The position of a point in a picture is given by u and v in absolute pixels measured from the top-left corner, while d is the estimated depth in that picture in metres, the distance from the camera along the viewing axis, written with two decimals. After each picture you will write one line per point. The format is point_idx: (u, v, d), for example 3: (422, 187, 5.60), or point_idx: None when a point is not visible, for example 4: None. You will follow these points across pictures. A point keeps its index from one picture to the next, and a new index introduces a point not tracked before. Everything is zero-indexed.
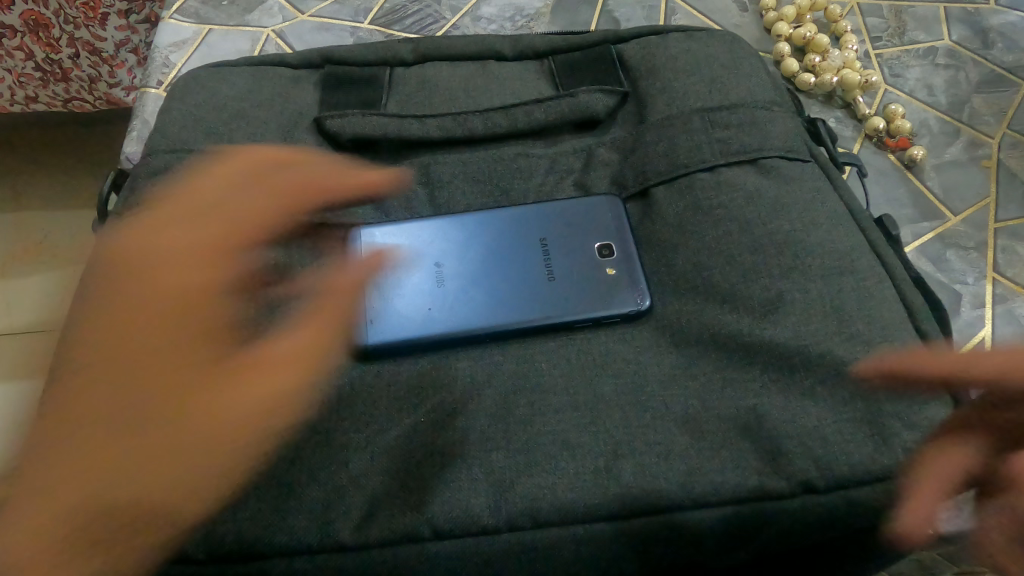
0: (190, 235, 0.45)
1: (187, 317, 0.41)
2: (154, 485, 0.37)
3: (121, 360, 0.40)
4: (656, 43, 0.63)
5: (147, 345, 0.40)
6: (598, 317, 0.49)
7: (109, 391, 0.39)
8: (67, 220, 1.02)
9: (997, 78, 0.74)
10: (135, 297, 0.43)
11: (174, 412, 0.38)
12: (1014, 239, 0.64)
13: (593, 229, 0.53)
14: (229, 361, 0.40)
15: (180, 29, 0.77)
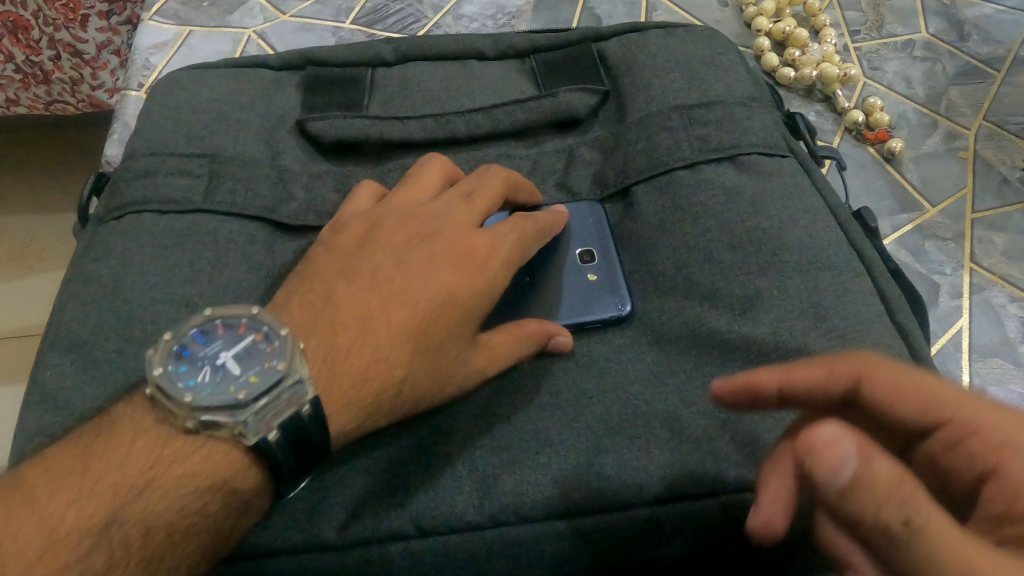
0: (490, 237, 0.46)
1: (465, 321, 0.44)
2: (354, 396, 0.40)
3: (396, 294, 0.43)
4: (636, 40, 0.63)
5: (429, 292, 0.44)
6: (581, 321, 0.49)
7: (385, 326, 0.42)
8: (52, 224, 1.02)
9: (974, 70, 0.75)
10: (431, 244, 0.46)
11: (435, 370, 0.42)
12: (991, 230, 0.65)
13: (574, 234, 0.53)
14: (465, 358, 0.44)
15: (160, 31, 0.77)
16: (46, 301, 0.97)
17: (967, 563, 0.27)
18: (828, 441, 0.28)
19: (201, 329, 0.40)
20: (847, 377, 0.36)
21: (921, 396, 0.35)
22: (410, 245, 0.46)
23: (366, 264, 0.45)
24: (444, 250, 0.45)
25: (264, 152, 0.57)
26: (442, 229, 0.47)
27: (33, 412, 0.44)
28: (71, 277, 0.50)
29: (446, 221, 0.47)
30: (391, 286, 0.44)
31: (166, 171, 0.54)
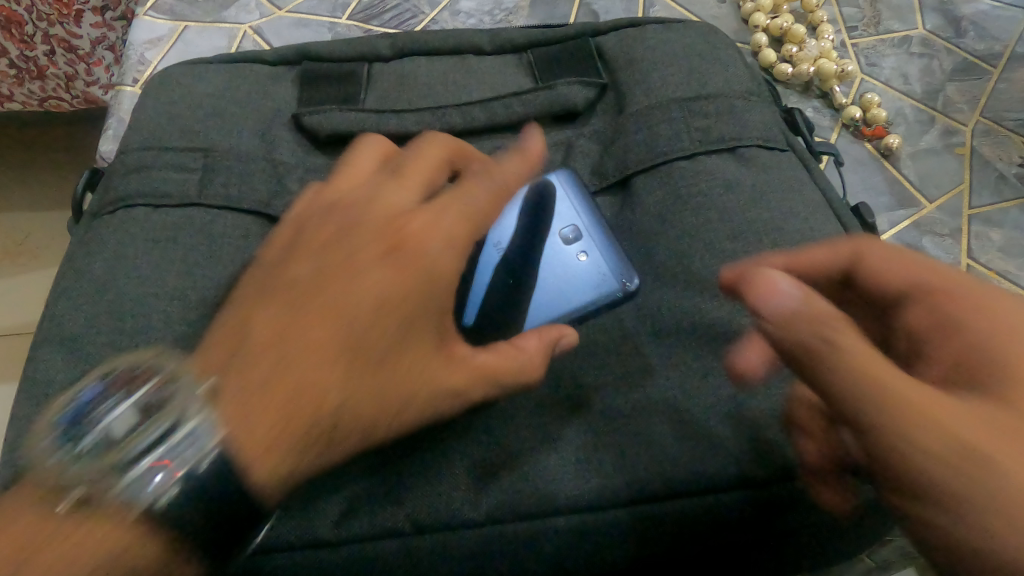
0: (426, 227, 0.40)
1: (418, 321, 0.39)
2: (288, 434, 0.34)
3: (317, 311, 0.37)
4: (633, 34, 0.63)
5: (372, 292, 0.38)
6: (591, 307, 0.49)
7: (312, 349, 0.36)
8: (45, 220, 1.01)
9: (971, 66, 0.75)
10: (357, 246, 0.40)
11: (381, 391, 0.38)
12: (987, 226, 0.66)
13: (556, 217, 0.52)
14: (415, 370, 0.39)
15: (155, 26, 0.76)
16: (40, 298, 0.96)
17: (855, 368, 0.32)
18: (765, 283, 0.36)
19: (99, 385, 0.38)
20: (845, 256, 0.40)
21: (926, 271, 0.37)
22: (331, 253, 0.40)
23: (291, 272, 0.39)
24: (372, 249, 0.40)
25: (259, 146, 0.56)
26: (369, 225, 0.41)
27: (26, 407, 0.43)
28: (65, 272, 0.50)
29: (372, 220, 0.41)
30: (312, 304, 0.37)
31: (161, 165, 0.54)
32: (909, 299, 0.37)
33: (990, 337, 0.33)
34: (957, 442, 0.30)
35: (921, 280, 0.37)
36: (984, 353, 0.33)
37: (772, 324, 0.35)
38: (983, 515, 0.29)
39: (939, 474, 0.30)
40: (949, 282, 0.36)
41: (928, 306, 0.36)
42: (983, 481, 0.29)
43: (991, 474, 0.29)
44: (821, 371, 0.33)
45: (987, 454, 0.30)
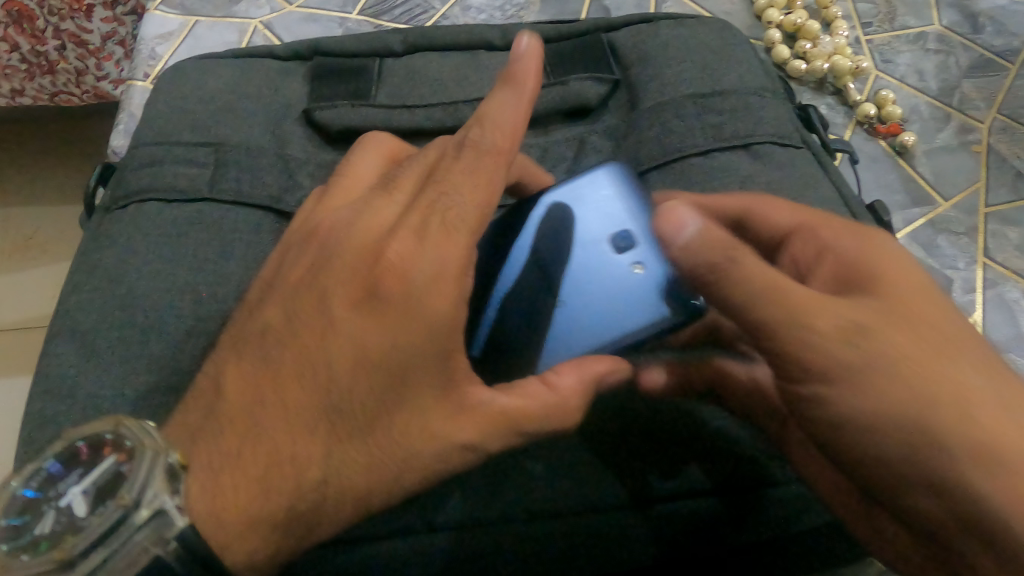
0: (396, 265, 0.34)
1: (400, 381, 0.34)
2: (260, 512, 0.34)
3: (288, 371, 0.35)
4: (646, 30, 0.62)
5: (343, 353, 0.34)
6: (636, 341, 0.42)
7: (281, 415, 0.34)
8: (56, 215, 1.02)
9: (988, 62, 0.74)
10: (329, 289, 0.35)
11: (360, 459, 0.35)
12: (1004, 224, 0.66)
13: (604, 220, 0.45)
14: (398, 426, 0.35)
15: (166, 21, 0.76)
16: (51, 292, 0.96)
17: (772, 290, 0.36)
18: (670, 216, 0.38)
19: (60, 455, 0.34)
20: (736, 204, 0.46)
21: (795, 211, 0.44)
22: (305, 302, 0.36)
23: (264, 320, 0.37)
24: (344, 297, 0.35)
25: (271, 141, 0.56)
26: (342, 264, 0.35)
27: (39, 402, 0.43)
28: (78, 267, 0.50)
29: (345, 258, 0.36)
30: (283, 364, 0.35)
31: (173, 160, 0.54)
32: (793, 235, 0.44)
33: (855, 255, 0.40)
34: (850, 330, 0.36)
35: (787, 223, 0.44)
36: (850, 266, 0.39)
37: (681, 255, 0.37)
38: (883, 387, 0.35)
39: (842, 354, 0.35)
40: (810, 218, 0.43)
41: (802, 240, 0.43)
42: (879, 362, 0.35)
43: (882, 354, 0.35)
44: (728, 286, 0.36)
45: (875, 337, 0.35)
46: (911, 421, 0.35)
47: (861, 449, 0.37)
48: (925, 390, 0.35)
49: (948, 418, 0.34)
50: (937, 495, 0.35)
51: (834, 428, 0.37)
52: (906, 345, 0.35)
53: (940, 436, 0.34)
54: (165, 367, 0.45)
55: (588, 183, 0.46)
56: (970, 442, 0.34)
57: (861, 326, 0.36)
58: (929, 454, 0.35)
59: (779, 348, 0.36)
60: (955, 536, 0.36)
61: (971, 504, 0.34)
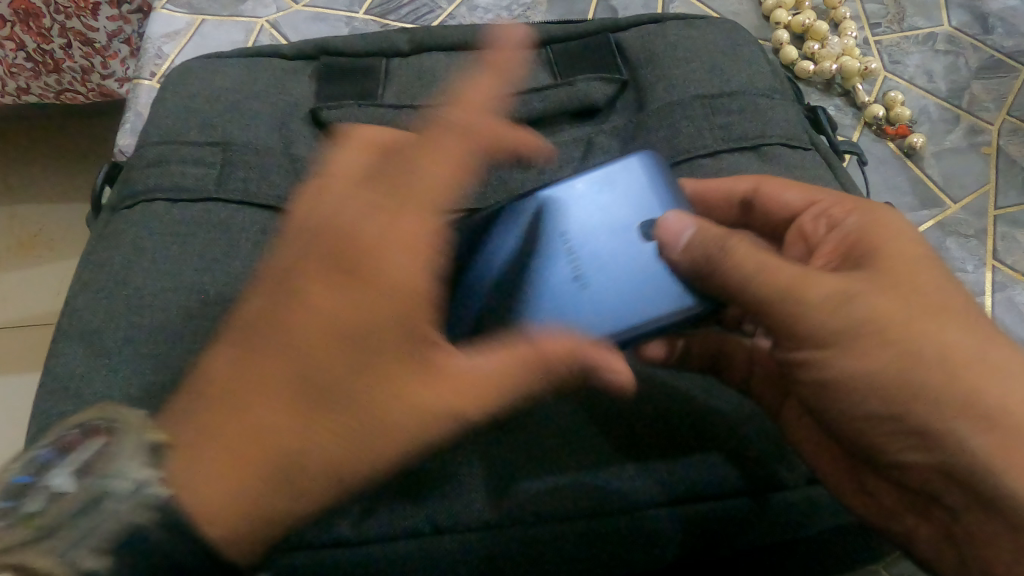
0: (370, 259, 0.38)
1: (370, 347, 0.37)
2: (234, 505, 0.35)
3: (265, 361, 0.37)
4: (654, 31, 0.62)
5: (313, 325, 0.37)
6: (655, 326, 0.42)
7: (257, 390, 0.36)
8: (62, 213, 1.02)
9: (998, 64, 0.74)
10: (302, 272, 0.39)
11: (332, 429, 0.36)
12: (1014, 226, 0.66)
13: (633, 208, 0.46)
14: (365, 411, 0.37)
15: (173, 20, 0.76)
16: (57, 290, 0.96)
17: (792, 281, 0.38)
18: (674, 225, 0.41)
19: (52, 447, 0.37)
20: (746, 184, 0.48)
21: (801, 188, 0.47)
22: (285, 295, 0.38)
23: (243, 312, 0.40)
24: (322, 289, 0.38)
25: (278, 141, 0.56)
26: (321, 258, 0.39)
27: (46, 401, 0.44)
28: (85, 266, 0.50)
29: (324, 253, 0.39)
30: (262, 353, 0.37)
31: (179, 159, 0.53)
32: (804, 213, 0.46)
33: (856, 229, 0.42)
34: (839, 294, 0.37)
35: (796, 202, 0.47)
36: (851, 237, 0.41)
37: (683, 257, 0.40)
38: (869, 348, 0.37)
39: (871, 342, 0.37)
40: (819, 197, 0.46)
41: (811, 216, 0.46)
42: (867, 324, 0.37)
43: (869, 316, 0.37)
44: (721, 277, 0.39)
45: (863, 300, 0.37)
46: (895, 379, 0.37)
47: (849, 408, 0.39)
48: (912, 350, 0.36)
49: (932, 375, 0.36)
50: (920, 447, 0.37)
51: (823, 389, 0.39)
52: (895, 313, 0.37)
53: (925, 391, 0.36)
54: (171, 367, 0.44)
55: (619, 172, 0.46)
56: (952, 395, 0.36)
57: (850, 290, 0.37)
58: (915, 410, 0.37)
59: (773, 315, 0.38)
60: (940, 484, 0.38)
61: (953, 455, 0.36)
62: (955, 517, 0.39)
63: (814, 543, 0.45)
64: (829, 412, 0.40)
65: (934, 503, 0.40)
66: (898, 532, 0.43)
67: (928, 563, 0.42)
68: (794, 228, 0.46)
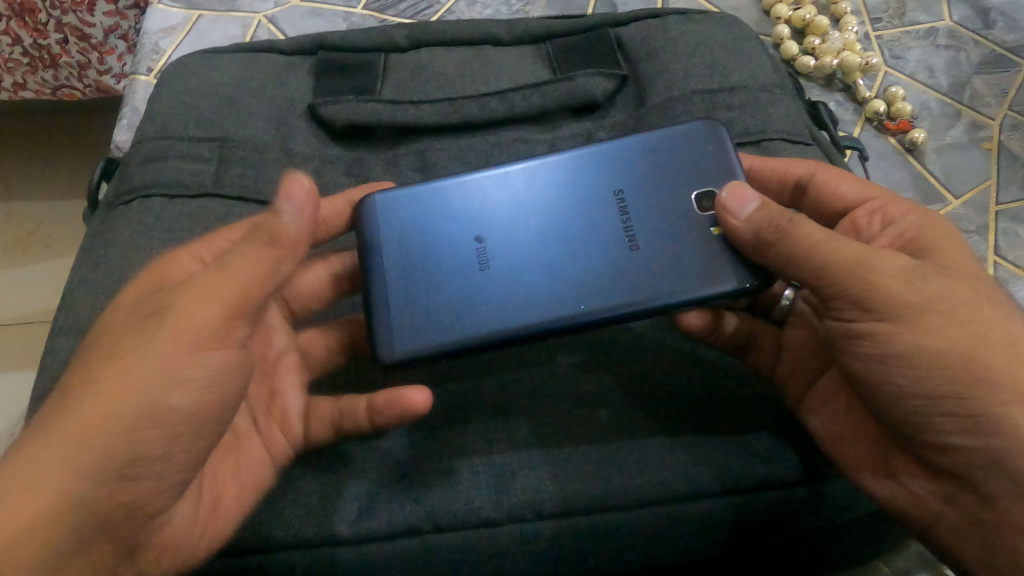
0: (191, 313, 0.37)
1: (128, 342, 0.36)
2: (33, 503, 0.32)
3: (79, 388, 0.35)
4: (654, 25, 0.62)
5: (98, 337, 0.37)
6: (692, 296, 0.42)
7: (114, 384, 0.35)
8: (59, 209, 1.01)
9: (999, 58, 0.74)
10: (133, 295, 0.39)
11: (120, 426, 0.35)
12: (1015, 222, 0.67)
13: (685, 173, 0.45)
14: (185, 453, 0.38)
15: (169, 14, 0.75)
16: (54, 287, 0.96)
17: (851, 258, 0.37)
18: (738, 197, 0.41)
19: None
20: (806, 168, 0.47)
21: (859, 183, 0.46)
22: (116, 329, 0.37)
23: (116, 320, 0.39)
24: (158, 330, 0.36)
25: (275, 137, 0.56)
26: (157, 301, 0.37)
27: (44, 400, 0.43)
28: (81, 263, 0.50)
29: (151, 292, 0.39)
30: (72, 384, 0.35)
31: (176, 154, 0.53)
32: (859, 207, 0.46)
33: (914, 228, 0.42)
34: (910, 271, 0.38)
35: (853, 194, 0.46)
36: (909, 234, 0.42)
37: (746, 225, 0.41)
38: (935, 324, 0.36)
39: (925, 319, 0.37)
40: (873, 192, 0.46)
41: (867, 209, 0.45)
42: (934, 302, 0.37)
43: (939, 294, 0.37)
44: (785, 248, 0.39)
45: (933, 281, 0.38)
46: (959, 358, 0.36)
47: (908, 384, 0.37)
48: (976, 332, 0.36)
49: (989, 358, 0.36)
50: (973, 431, 0.36)
51: (885, 361, 0.38)
52: (950, 291, 0.37)
53: (988, 374, 0.35)
54: None
55: (689, 141, 0.46)
56: (1012, 379, 0.35)
57: (922, 270, 0.38)
58: (976, 391, 0.35)
59: (840, 282, 0.38)
60: (983, 473, 0.36)
61: (1008, 441, 0.35)
62: (990, 504, 0.37)
63: (819, 536, 0.45)
64: (884, 388, 0.39)
65: (967, 489, 0.38)
66: (920, 521, 0.40)
67: (953, 554, 0.39)
68: (845, 220, 0.46)
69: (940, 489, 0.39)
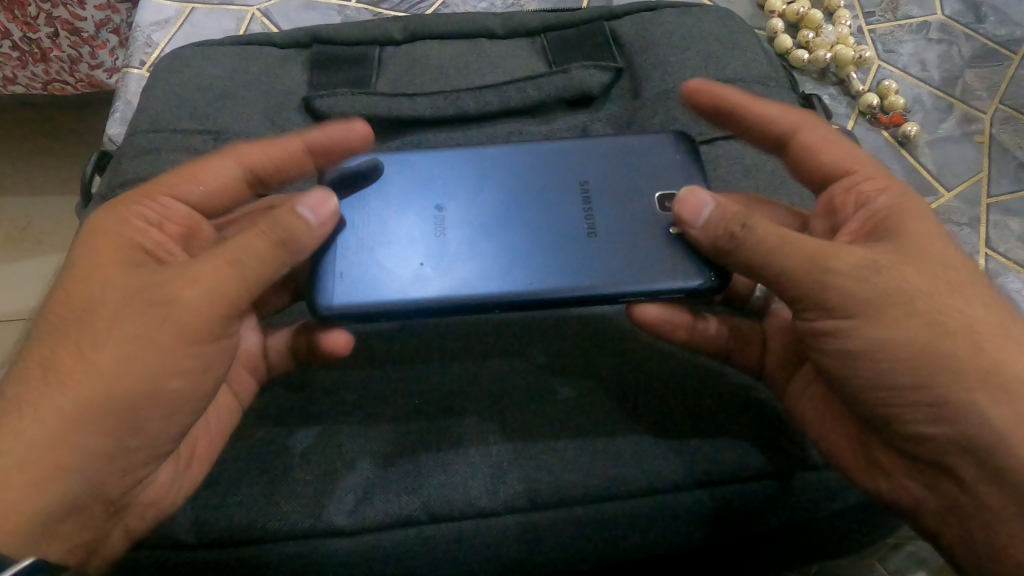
0: (195, 299, 0.36)
1: (114, 321, 0.36)
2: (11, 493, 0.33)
3: (72, 364, 0.35)
4: (649, 18, 0.62)
5: (74, 306, 0.36)
6: (647, 290, 0.43)
7: (99, 359, 0.35)
8: (51, 206, 1.00)
9: (990, 52, 0.75)
10: (106, 261, 0.38)
11: (108, 404, 0.35)
12: (1007, 215, 0.68)
13: (650, 175, 0.47)
14: (181, 426, 0.38)
15: (162, 7, 0.74)
16: (48, 284, 0.95)
17: (816, 257, 0.37)
18: (693, 202, 0.41)
19: None
20: (788, 121, 0.45)
21: (843, 150, 0.45)
22: (108, 307, 0.36)
23: (83, 286, 0.37)
24: (157, 317, 0.36)
25: (270, 129, 0.56)
26: (159, 288, 0.36)
27: None
28: None
29: (143, 268, 0.38)
30: (63, 359, 0.35)
31: (172, 147, 0.53)
32: (836, 179, 0.45)
33: (885, 209, 0.41)
34: (866, 266, 0.37)
35: (832, 163, 0.45)
36: (876, 218, 0.41)
37: (704, 235, 0.41)
38: (898, 316, 0.36)
39: (891, 311, 0.36)
40: (855, 165, 0.44)
41: (842, 188, 0.44)
42: (892, 297, 0.36)
43: (897, 288, 0.37)
44: (745, 252, 0.39)
45: (889, 274, 0.37)
46: (922, 351, 0.36)
47: (873, 378, 0.37)
48: (937, 322, 0.36)
49: (958, 350, 0.36)
50: (940, 420, 0.36)
51: (849, 357, 0.38)
52: (917, 279, 0.37)
53: (955, 355, 0.36)
54: None
55: (665, 144, 0.48)
56: (979, 366, 0.35)
57: (877, 263, 0.37)
58: (947, 385, 0.36)
59: (803, 277, 0.37)
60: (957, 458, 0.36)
61: (984, 425, 0.35)
62: (961, 494, 0.37)
63: (814, 523, 0.46)
64: (852, 383, 0.39)
65: (944, 475, 0.38)
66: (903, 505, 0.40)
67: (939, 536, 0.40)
68: (823, 198, 0.45)
69: (921, 479, 0.39)
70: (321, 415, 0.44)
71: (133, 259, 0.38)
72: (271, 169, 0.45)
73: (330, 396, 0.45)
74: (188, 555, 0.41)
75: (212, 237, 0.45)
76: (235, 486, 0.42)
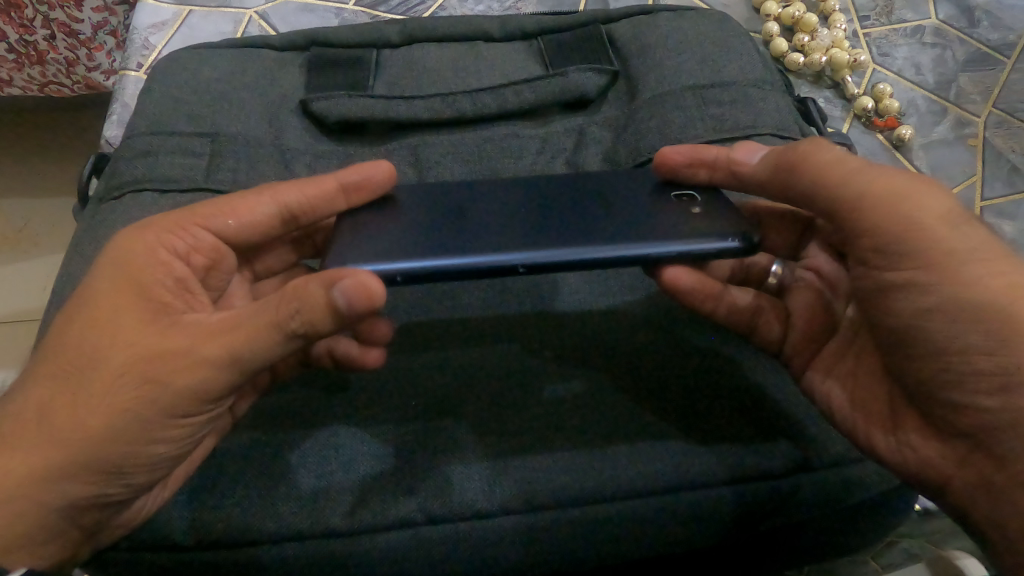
0: (186, 380, 0.36)
1: (106, 382, 0.36)
2: None
3: (64, 417, 0.36)
4: (645, 22, 0.62)
5: (70, 353, 0.37)
6: (683, 250, 0.41)
7: (86, 416, 0.36)
8: (46, 208, 1.00)
9: (983, 57, 0.76)
10: (110, 307, 0.37)
11: (93, 462, 0.36)
12: (1000, 217, 0.68)
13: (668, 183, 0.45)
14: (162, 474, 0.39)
15: (159, 10, 0.74)
16: (42, 286, 0.95)
17: (897, 197, 0.37)
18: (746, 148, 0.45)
19: None
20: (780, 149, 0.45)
21: None
22: (102, 360, 0.36)
23: (82, 332, 0.37)
24: (147, 388, 0.36)
25: (268, 132, 0.56)
26: (158, 361, 0.36)
27: None
28: (71, 258, 0.50)
29: (145, 321, 0.37)
30: (55, 410, 0.36)
31: (169, 149, 0.53)
32: None
33: None
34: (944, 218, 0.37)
35: None
36: None
37: (761, 166, 0.43)
38: (977, 272, 0.36)
39: (967, 267, 0.36)
40: None
41: None
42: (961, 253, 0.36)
43: (975, 243, 0.37)
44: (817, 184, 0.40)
45: (965, 227, 0.37)
46: (1000, 304, 0.36)
47: (944, 338, 0.37)
48: (955, 302, 0.36)
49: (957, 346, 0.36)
50: (1002, 390, 0.35)
51: (921, 313, 0.37)
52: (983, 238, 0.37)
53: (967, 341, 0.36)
54: None
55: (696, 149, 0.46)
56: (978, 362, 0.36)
57: (954, 218, 0.37)
58: None
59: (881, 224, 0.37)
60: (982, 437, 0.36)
61: None
62: None
63: (811, 524, 0.46)
64: (921, 344, 0.38)
65: (977, 449, 0.37)
66: (933, 483, 0.40)
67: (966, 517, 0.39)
68: None
69: (952, 450, 0.39)
70: (317, 417, 0.44)
71: (133, 311, 0.37)
72: (308, 208, 0.43)
73: (326, 399, 0.45)
74: (185, 557, 0.41)
75: (233, 267, 0.45)
76: (232, 487, 0.42)
